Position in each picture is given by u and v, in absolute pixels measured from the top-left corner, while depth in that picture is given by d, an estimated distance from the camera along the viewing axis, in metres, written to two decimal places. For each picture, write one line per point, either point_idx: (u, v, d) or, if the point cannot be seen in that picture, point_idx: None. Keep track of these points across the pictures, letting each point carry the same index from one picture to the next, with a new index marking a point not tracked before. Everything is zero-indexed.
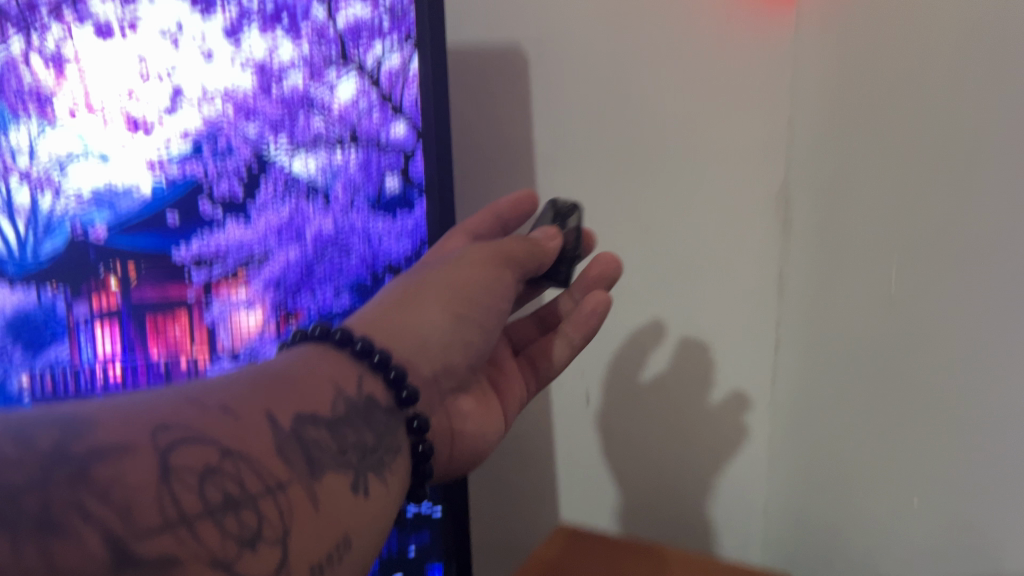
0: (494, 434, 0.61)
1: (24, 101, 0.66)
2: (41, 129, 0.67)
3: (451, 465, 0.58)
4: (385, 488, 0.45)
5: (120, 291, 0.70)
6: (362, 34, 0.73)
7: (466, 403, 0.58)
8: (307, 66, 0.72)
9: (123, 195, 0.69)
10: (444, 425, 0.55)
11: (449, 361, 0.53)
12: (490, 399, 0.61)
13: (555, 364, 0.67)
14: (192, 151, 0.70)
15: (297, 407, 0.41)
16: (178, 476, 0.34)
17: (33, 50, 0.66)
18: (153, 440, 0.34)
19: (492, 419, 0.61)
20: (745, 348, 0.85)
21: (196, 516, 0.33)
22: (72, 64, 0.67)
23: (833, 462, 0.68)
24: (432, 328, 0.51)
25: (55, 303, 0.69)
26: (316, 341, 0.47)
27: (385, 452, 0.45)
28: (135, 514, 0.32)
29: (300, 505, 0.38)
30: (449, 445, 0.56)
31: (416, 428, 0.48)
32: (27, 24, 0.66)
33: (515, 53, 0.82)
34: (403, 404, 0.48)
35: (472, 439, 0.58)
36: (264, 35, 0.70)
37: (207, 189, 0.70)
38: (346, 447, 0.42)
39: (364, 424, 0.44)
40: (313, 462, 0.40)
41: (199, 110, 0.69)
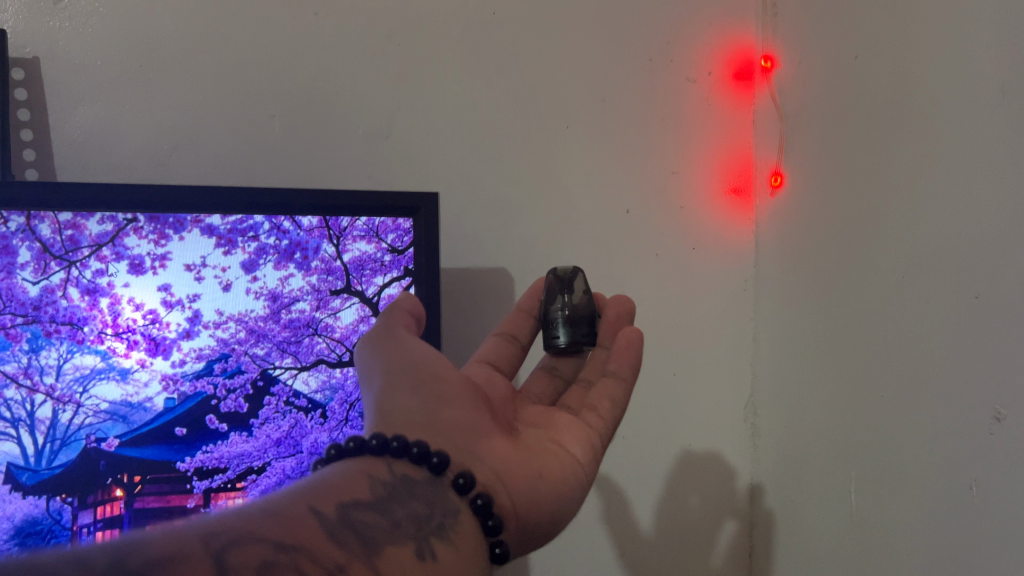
0: (557, 475, 0.59)
1: (58, 325, 0.75)
2: (71, 351, 0.75)
3: (518, 511, 0.56)
4: (453, 551, 0.48)
5: (125, 498, 0.75)
6: (364, 268, 0.85)
7: (504, 451, 0.58)
8: (313, 295, 0.83)
9: (138, 410, 0.76)
10: (483, 467, 0.56)
11: (446, 420, 0.57)
12: (547, 454, 0.61)
13: (615, 405, 0.67)
14: (205, 370, 0.79)
15: (339, 502, 0.45)
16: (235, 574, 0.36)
17: (72, 281, 0.76)
18: (203, 547, 0.37)
19: (547, 463, 0.60)
20: (720, 446, 1.06)
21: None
22: (106, 294, 0.77)
23: (859, 514, 0.84)
24: (409, 404, 0.57)
25: (63, 511, 0.74)
26: (353, 454, 0.51)
27: (442, 516, 0.49)
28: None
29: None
30: (501, 488, 0.55)
31: (463, 485, 0.52)
32: (68, 259, 0.76)
33: (499, 273, 0.99)
34: (438, 473, 0.52)
35: (524, 481, 0.57)
36: (277, 270, 0.82)
37: (215, 403, 0.78)
38: (398, 522, 0.46)
39: (410, 500, 0.49)
40: (370, 542, 0.43)
41: (214, 334, 0.79)
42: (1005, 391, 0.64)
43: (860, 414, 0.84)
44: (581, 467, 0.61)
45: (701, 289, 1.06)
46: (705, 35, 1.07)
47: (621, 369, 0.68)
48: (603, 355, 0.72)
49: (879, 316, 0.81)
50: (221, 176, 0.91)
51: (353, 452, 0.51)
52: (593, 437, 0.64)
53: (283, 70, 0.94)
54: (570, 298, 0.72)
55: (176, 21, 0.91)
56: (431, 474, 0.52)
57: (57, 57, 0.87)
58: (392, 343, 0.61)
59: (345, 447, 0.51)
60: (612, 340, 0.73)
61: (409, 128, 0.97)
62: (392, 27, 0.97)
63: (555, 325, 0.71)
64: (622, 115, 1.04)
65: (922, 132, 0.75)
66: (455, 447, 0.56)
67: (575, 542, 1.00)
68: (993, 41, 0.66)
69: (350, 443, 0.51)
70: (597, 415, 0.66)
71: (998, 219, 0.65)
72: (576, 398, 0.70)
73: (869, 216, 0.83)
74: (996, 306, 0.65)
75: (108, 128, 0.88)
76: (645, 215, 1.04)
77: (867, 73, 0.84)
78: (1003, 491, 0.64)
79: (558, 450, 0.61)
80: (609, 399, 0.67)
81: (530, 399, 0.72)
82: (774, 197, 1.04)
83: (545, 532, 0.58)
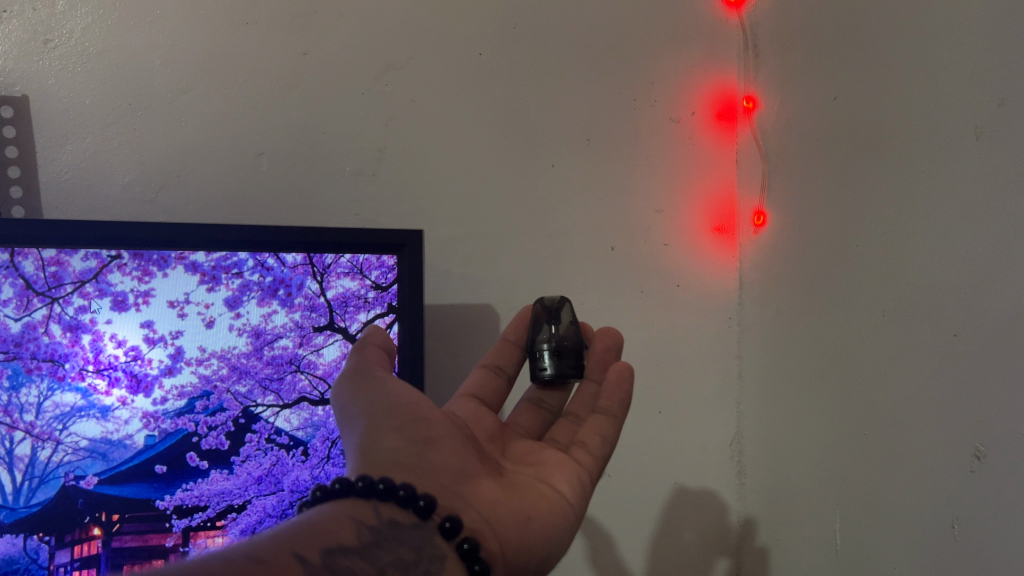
0: (546, 516, 0.59)
1: (40, 362, 0.75)
2: (51, 388, 0.75)
3: (508, 553, 0.55)
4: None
5: (102, 537, 0.74)
6: (348, 304, 0.85)
7: (491, 494, 0.59)
8: (297, 332, 0.83)
9: (117, 447, 0.76)
10: (470, 511, 0.56)
11: (432, 464, 0.58)
12: (535, 494, 0.61)
13: (605, 442, 0.67)
14: (186, 407, 0.78)
15: (323, 547, 0.46)
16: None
17: (54, 317, 0.76)
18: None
19: (536, 503, 0.60)
20: (706, 483, 1.06)
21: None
22: (88, 330, 0.77)
23: (845, 553, 0.83)
24: (394, 448, 0.58)
25: (40, 550, 0.73)
26: (339, 495, 0.52)
27: (428, 560, 0.50)
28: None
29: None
30: (488, 530, 0.55)
31: (450, 529, 0.52)
32: (51, 296, 0.77)
33: (485, 309, 0.99)
34: (425, 517, 0.52)
35: (513, 522, 0.57)
36: (261, 306, 0.82)
37: (196, 441, 0.78)
38: (383, 567, 0.47)
39: (394, 543, 0.50)
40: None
41: (196, 371, 0.79)
42: (985, 429, 0.64)
43: (844, 451, 0.84)
44: (571, 506, 0.61)
45: (686, 327, 1.07)
46: (689, 76, 1.09)
47: (611, 405, 0.69)
48: (593, 390, 0.73)
49: (862, 352, 0.81)
50: (208, 213, 0.91)
51: (339, 493, 0.52)
52: (583, 475, 0.64)
53: (271, 109, 0.95)
54: (557, 329, 0.71)
55: (165, 60, 0.92)
56: (418, 518, 0.52)
57: (45, 96, 0.88)
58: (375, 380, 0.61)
59: (332, 487, 0.52)
60: (602, 375, 0.74)
61: (395, 166, 0.98)
62: (379, 67, 0.98)
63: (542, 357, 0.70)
64: (607, 154, 1.06)
65: (900, 173, 0.76)
66: (439, 490, 0.56)
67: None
68: (967, 85, 0.67)
69: (335, 485, 0.52)
70: (587, 454, 0.66)
71: (974, 257, 0.66)
72: (566, 433, 0.70)
73: (850, 255, 0.84)
74: (973, 344, 0.66)
75: (95, 164, 0.89)
76: (630, 252, 1.05)
77: (847, 115, 0.86)
78: (985, 530, 0.64)
79: (546, 489, 0.61)
80: (600, 436, 0.67)
81: (519, 434, 0.72)
82: (758, 235, 1.05)
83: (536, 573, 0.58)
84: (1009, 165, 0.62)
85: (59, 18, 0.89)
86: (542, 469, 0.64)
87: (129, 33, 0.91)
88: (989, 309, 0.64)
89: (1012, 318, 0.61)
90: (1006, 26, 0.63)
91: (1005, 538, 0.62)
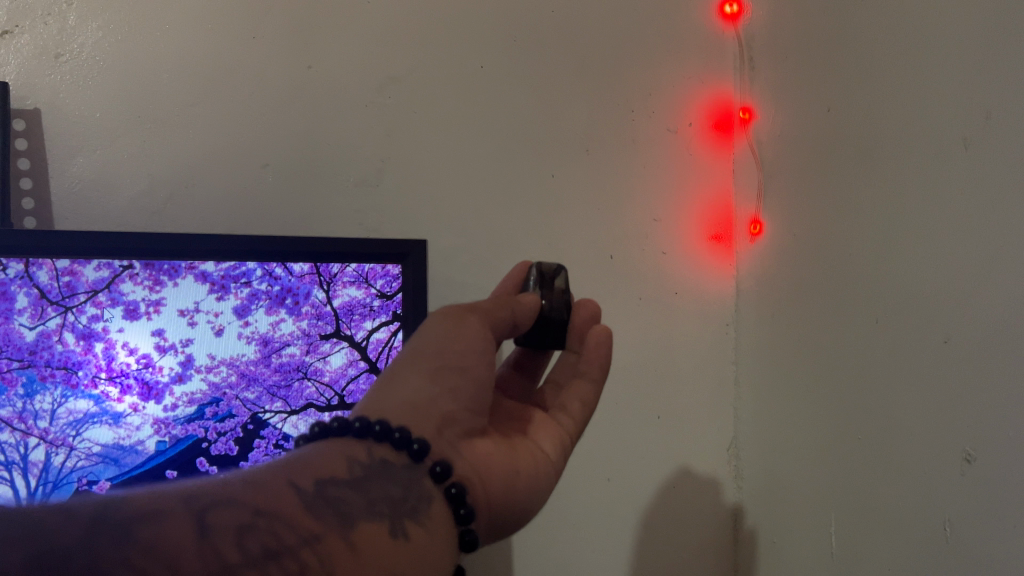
0: (531, 473, 0.59)
1: (54, 370, 0.77)
2: (64, 395, 0.77)
3: (492, 504, 0.55)
4: (425, 533, 0.48)
5: None
6: (354, 313, 0.88)
7: (487, 446, 0.58)
8: (303, 340, 0.86)
9: (129, 453, 0.78)
10: (464, 461, 0.55)
11: (443, 411, 0.56)
12: (524, 451, 0.61)
13: (585, 407, 0.70)
14: (196, 414, 0.80)
15: (318, 477, 0.47)
16: (214, 536, 0.40)
17: (67, 325, 0.78)
18: (188, 510, 0.41)
19: (525, 461, 0.60)
20: (705, 487, 1.08)
21: (235, 567, 0.40)
22: (100, 338, 0.79)
23: (840, 555, 0.86)
24: (415, 389, 0.56)
25: None
26: (337, 433, 0.52)
27: (415, 500, 0.49)
28: (178, 565, 0.38)
29: (337, 552, 0.43)
30: (478, 482, 0.55)
31: (440, 473, 0.51)
32: (64, 304, 0.78)
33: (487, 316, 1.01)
34: (418, 460, 0.52)
35: (502, 476, 0.57)
36: (269, 315, 0.84)
37: (206, 447, 0.80)
38: (374, 501, 0.47)
39: (386, 479, 0.49)
40: (345, 516, 0.45)
41: (205, 378, 0.81)
42: (974, 435, 0.66)
43: (837, 455, 0.86)
44: (551, 466, 0.62)
45: (684, 333, 1.09)
46: (686, 88, 1.11)
47: (592, 372, 0.71)
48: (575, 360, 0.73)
49: (855, 358, 0.83)
50: (216, 223, 0.93)
51: (337, 432, 0.52)
52: (563, 437, 0.66)
53: (277, 121, 0.97)
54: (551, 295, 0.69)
55: (173, 74, 0.94)
56: (410, 461, 0.51)
57: (56, 109, 0.90)
58: (450, 320, 0.58)
59: (331, 424, 0.52)
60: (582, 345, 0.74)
61: (399, 176, 1.00)
62: (382, 79, 1.01)
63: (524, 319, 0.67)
64: (606, 165, 1.08)
65: (890, 184, 0.78)
66: (443, 438, 0.54)
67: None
68: (955, 98, 0.69)
69: (334, 424, 0.52)
70: (567, 417, 0.68)
71: (962, 267, 0.68)
72: (547, 398, 0.71)
73: (843, 263, 0.86)
74: (961, 350, 0.68)
75: (105, 175, 0.91)
76: (629, 260, 1.07)
77: (839, 126, 0.88)
78: (973, 532, 0.66)
79: (534, 448, 0.62)
80: (579, 402, 0.70)
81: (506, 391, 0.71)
82: (754, 244, 1.07)
83: (513, 525, 0.58)
84: (996, 177, 0.64)
85: (70, 33, 0.91)
86: (529, 428, 0.65)
87: (138, 48, 0.93)
88: (977, 318, 0.66)
89: (1001, 325, 0.63)
90: (993, 42, 0.65)
91: (994, 538, 0.64)
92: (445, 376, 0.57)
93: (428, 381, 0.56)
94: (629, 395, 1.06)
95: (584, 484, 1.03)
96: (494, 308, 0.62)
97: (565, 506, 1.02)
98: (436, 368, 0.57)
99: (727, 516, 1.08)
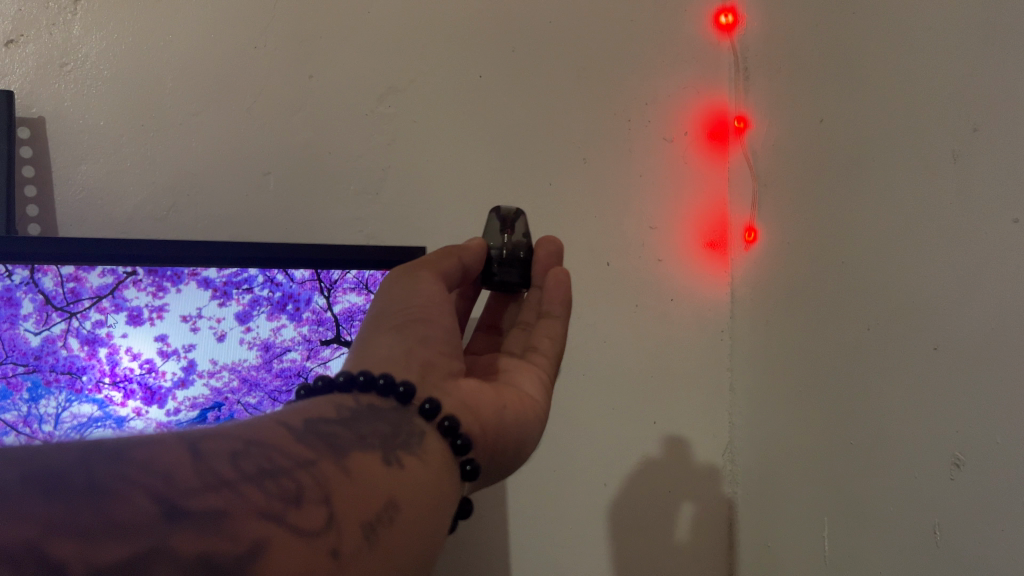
0: (519, 408, 0.61)
1: (58, 374, 0.78)
2: (69, 399, 0.78)
3: (489, 435, 0.56)
4: (420, 462, 0.49)
5: None
6: (353, 318, 0.90)
7: (470, 385, 0.59)
8: (303, 345, 0.88)
9: None
10: (451, 399, 0.56)
11: (419, 358, 0.57)
12: (509, 391, 0.62)
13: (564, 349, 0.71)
14: (198, 418, 0.82)
15: (305, 418, 0.48)
16: (210, 458, 0.39)
17: (72, 331, 0.79)
18: (179, 438, 0.39)
19: (510, 398, 0.61)
20: (700, 491, 1.09)
21: (236, 482, 0.39)
22: (105, 344, 0.80)
23: (831, 558, 0.87)
24: (389, 346, 0.57)
25: None
26: (322, 392, 0.52)
27: (408, 434, 0.50)
28: (177, 479, 0.37)
29: (334, 476, 0.43)
30: (470, 416, 0.56)
31: (430, 410, 0.53)
32: (69, 310, 0.80)
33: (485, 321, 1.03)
34: (404, 403, 0.53)
35: (491, 411, 0.58)
36: (270, 321, 0.86)
37: None
38: (364, 435, 0.48)
39: (375, 420, 0.50)
40: (337, 447, 0.46)
41: (207, 383, 0.83)
42: (961, 441, 0.67)
43: (829, 459, 0.88)
44: (538, 404, 0.64)
45: (679, 340, 1.10)
46: (682, 97, 1.13)
47: (554, 307, 0.70)
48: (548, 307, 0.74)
49: (846, 364, 0.85)
50: (218, 230, 0.95)
51: (322, 391, 0.52)
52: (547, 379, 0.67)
53: (279, 131, 0.98)
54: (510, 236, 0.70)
55: (177, 84, 0.95)
56: (397, 404, 0.53)
57: (61, 118, 0.91)
58: (405, 281, 0.62)
59: (315, 385, 0.53)
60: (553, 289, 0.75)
61: (399, 184, 1.01)
62: (383, 89, 1.02)
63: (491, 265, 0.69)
64: (603, 173, 1.09)
65: (882, 194, 0.79)
66: (422, 382, 0.56)
67: None
68: (945, 110, 0.71)
69: (318, 382, 0.52)
70: (540, 356, 0.69)
71: (951, 276, 0.69)
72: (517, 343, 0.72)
73: (835, 271, 0.88)
74: (950, 356, 0.69)
75: (109, 182, 0.92)
76: (625, 266, 1.08)
77: (832, 137, 0.89)
78: (961, 535, 0.67)
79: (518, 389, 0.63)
80: (549, 338, 0.70)
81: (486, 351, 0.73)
82: (748, 252, 1.09)
83: (510, 460, 0.60)
84: (983, 188, 0.66)
85: (75, 43, 0.92)
86: (508, 375, 0.65)
87: (142, 58, 0.95)
88: (964, 326, 0.68)
89: (989, 333, 0.65)
90: (981, 56, 0.67)
91: (981, 541, 0.65)
92: (416, 329, 0.59)
93: (394, 335, 0.58)
94: (626, 400, 1.07)
95: (581, 488, 1.04)
96: (447, 266, 0.65)
97: (562, 510, 1.04)
98: (404, 322, 0.59)
99: (721, 520, 1.09)
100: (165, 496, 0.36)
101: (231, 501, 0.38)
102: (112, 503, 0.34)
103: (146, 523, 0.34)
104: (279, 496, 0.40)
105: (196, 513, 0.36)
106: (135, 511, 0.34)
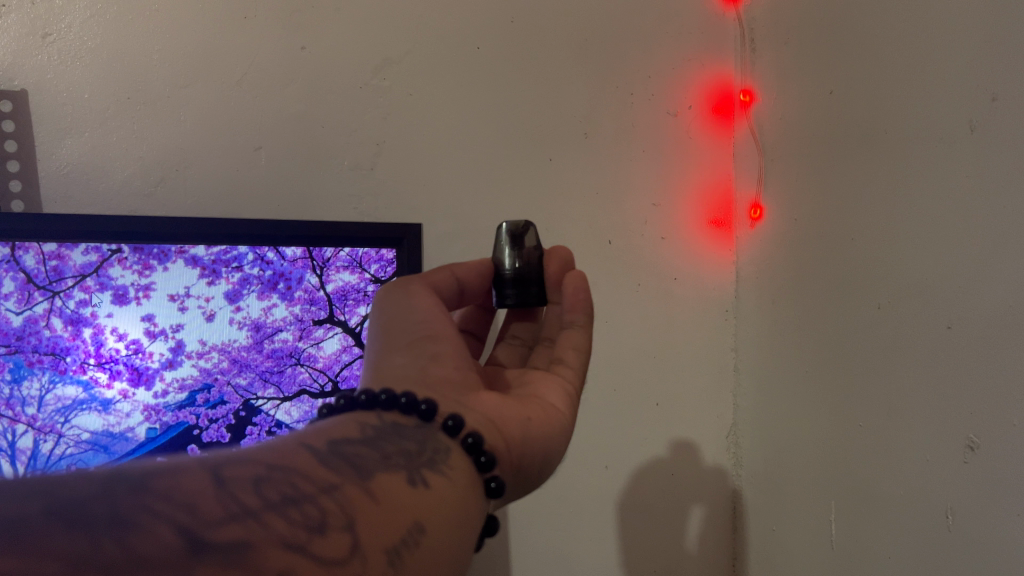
0: (542, 418, 0.58)
1: (41, 355, 0.76)
2: (53, 381, 0.76)
3: (513, 449, 0.54)
4: (446, 480, 0.46)
5: None
6: (347, 298, 0.88)
7: (493, 398, 0.57)
8: (296, 326, 0.85)
9: (119, 440, 0.77)
10: (473, 413, 0.53)
11: (433, 376, 0.55)
12: (532, 402, 0.60)
13: (587, 358, 0.67)
14: (187, 401, 0.80)
15: (327, 438, 0.44)
16: (232, 485, 0.36)
17: (55, 311, 0.77)
18: (199, 464, 0.36)
19: (534, 409, 0.59)
20: (705, 474, 1.07)
21: (259, 510, 0.35)
22: (89, 324, 0.78)
23: (839, 542, 0.85)
24: (399, 366, 0.55)
25: None
26: (345, 410, 0.49)
27: (432, 452, 0.48)
28: (198, 509, 0.33)
29: (359, 499, 0.40)
30: (493, 429, 0.53)
31: (452, 427, 0.50)
32: (52, 289, 0.77)
33: None
34: (427, 420, 0.50)
35: (516, 424, 0.55)
36: (260, 300, 0.83)
37: (198, 433, 0.79)
38: (387, 454, 0.45)
39: (398, 437, 0.47)
40: (360, 468, 0.42)
41: (196, 364, 0.81)
42: (976, 425, 0.65)
43: (837, 443, 0.85)
44: (562, 416, 0.61)
45: (683, 321, 1.08)
46: (687, 71, 1.10)
47: (576, 317, 0.67)
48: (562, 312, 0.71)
49: (857, 345, 0.82)
50: (208, 208, 0.92)
51: (344, 409, 0.49)
52: (569, 387, 0.64)
53: (270, 104, 0.95)
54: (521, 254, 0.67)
55: (163, 55, 0.92)
56: (420, 422, 0.50)
57: (43, 91, 0.88)
58: (401, 297, 0.60)
59: (336, 403, 0.50)
60: None
61: (395, 161, 0.98)
62: (378, 62, 0.99)
63: (503, 286, 0.67)
64: (605, 149, 1.06)
65: (894, 169, 0.77)
66: (443, 399, 0.53)
67: (557, 567, 1.01)
68: (961, 82, 0.68)
69: (340, 400, 0.49)
70: (566, 367, 0.65)
71: (967, 253, 0.67)
72: (544, 357, 0.68)
73: (846, 249, 0.85)
74: (963, 334, 0.67)
75: (94, 158, 0.89)
76: (627, 246, 1.06)
77: (843, 109, 0.86)
78: (974, 520, 0.65)
79: (541, 400, 0.61)
80: (573, 349, 0.66)
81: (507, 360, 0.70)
82: (754, 229, 1.06)
83: (538, 472, 0.57)
84: (1001, 162, 0.63)
85: (57, 12, 0.89)
86: (530, 387, 0.62)
87: (126, 27, 0.91)
88: (981, 304, 0.65)
89: (1004, 313, 0.62)
90: (998, 23, 0.64)
91: (995, 525, 0.63)
92: (426, 347, 0.57)
93: (403, 354, 0.56)
94: (629, 383, 1.05)
95: (582, 473, 1.02)
96: (439, 278, 0.64)
97: (562, 494, 1.01)
98: (414, 341, 0.57)
99: (725, 504, 1.08)
100: (185, 525, 0.32)
101: (254, 530, 0.34)
102: (130, 535, 0.30)
103: (167, 557, 0.30)
104: (304, 523, 0.36)
105: (219, 545, 0.32)
106: (156, 542, 0.31)
